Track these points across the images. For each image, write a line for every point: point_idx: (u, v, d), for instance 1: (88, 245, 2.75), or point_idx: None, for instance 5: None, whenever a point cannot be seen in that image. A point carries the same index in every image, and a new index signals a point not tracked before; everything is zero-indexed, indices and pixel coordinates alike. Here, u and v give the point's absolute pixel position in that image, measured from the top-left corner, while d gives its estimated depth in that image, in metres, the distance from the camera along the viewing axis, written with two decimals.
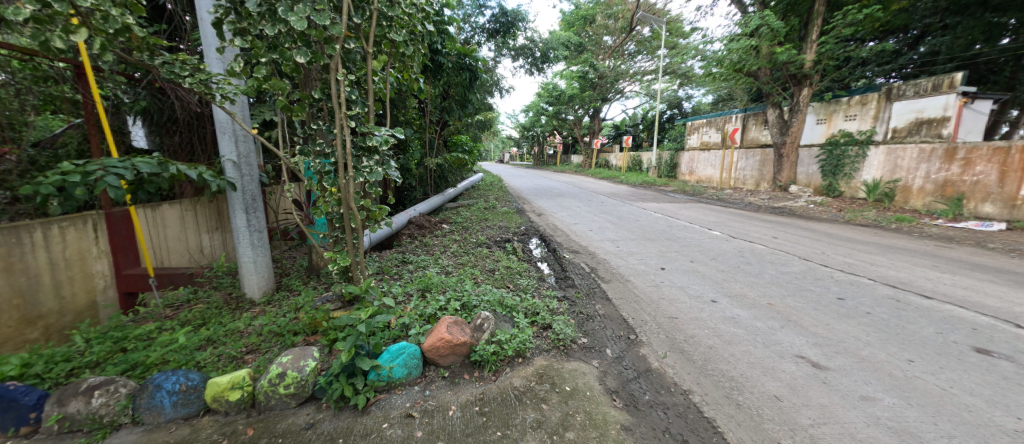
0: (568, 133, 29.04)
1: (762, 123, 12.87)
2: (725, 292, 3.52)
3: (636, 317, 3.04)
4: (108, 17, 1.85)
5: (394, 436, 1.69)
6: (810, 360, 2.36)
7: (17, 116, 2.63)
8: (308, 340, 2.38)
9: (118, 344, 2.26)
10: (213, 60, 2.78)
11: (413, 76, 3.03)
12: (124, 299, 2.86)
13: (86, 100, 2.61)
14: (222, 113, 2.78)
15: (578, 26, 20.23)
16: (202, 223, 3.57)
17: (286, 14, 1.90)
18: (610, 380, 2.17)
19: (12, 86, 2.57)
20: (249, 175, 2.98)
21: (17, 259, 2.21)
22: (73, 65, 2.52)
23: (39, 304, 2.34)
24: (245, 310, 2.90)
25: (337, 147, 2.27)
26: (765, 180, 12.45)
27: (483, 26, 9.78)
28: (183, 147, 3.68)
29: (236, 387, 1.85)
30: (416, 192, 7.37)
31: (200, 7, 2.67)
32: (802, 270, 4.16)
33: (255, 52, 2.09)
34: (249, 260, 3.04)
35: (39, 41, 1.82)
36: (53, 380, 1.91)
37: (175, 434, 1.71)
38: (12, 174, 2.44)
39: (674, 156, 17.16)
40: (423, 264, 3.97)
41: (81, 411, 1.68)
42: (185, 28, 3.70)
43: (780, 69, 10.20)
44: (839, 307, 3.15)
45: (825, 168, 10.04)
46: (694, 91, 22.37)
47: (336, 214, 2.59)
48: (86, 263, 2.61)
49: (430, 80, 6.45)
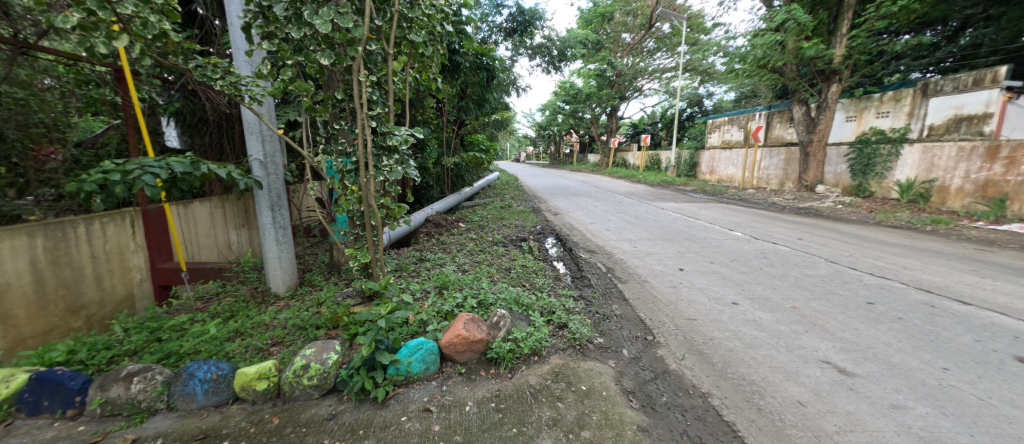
0: (585, 132, 28.79)
1: (787, 120, 12.41)
2: (745, 294, 3.43)
3: (653, 318, 3.00)
4: (147, 24, 1.96)
5: (413, 429, 1.73)
6: (836, 366, 2.28)
7: (62, 118, 2.83)
8: (329, 334, 2.45)
9: (154, 334, 2.38)
10: (242, 63, 2.87)
11: (431, 76, 3.05)
12: (159, 291, 3.02)
13: (124, 103, 2.77)
14: (250, 113, 2.89)
15: (596, 24, 19.92)
16: (229, 219, 3.72)
17: (311, 18, 1.98)
18: (627, 381, 2.16)
19: (58, 89, 2.76)
20: (274, 173, 3.08)
21: (62, 252, 2.38)
22: (114, 69, 2.68)
23: (83, 294, 2.51)
24: (270, 304, 3.01)
25: (358, 147, 2.33)
26: (790, 180, 12.04)
27: (501, 26, 9.81)
28: (213, 147, 3.84)
29: (262, 377, 1.92)
30: (433, 191, 7.50)
31: (231, 11, 2.75)
32: (829, 273, 4.01)
33: (281, 55, 2.21)
34: (274, 257, 3.14)
35: (84, 48, 1.91)
36: (95, 367, 2.03)
37: (206, 420, 1.79)
38: (58, 172, 2.67)
39: (694, 155, 16.85)
40: (440, 262, 4.02)
41: (122, 396, 1.79)
42: (215, 32, 3.85)
43: (807, 64, 9.85)
44: (867, 312, 3.02)
45: (855, 167, 9.67)
46: (716, 88, 21.77)
47: (356, 211, 2.64)
48: (124, 257, 2.76)
49: (448, 80, 6.53)
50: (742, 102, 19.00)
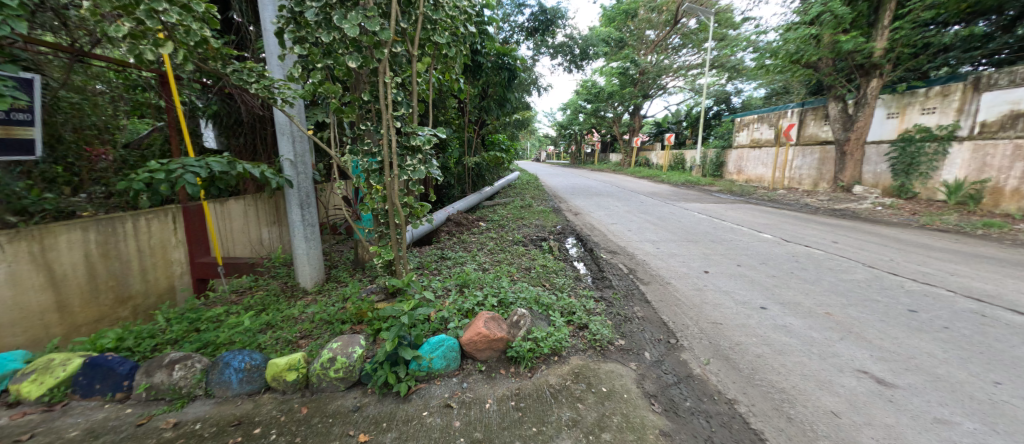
0: (607, 131, 28.38)
1: (822, 118, 11.82)
2: (775, 299, 3.30)
3: (677, 320, 2.94)
4: (190, 31, 2.07)
5: (434, 424, 1.76)
6: (874, 376, 2.17)
7: (113, 121, 3.01)
8: (354, 329, 2.52)
9: (193, 324, 2.52)
10: (275, 67, 2.98)
11: (454, 76, 3.08)
12: (197, 284, 3.20)
13: (168, 106, 2.94)
14: (281, 115, 3.01)
15: (619, 21, 19.63)
16: (262, 217, 3.89)
17: (341, 22, 2.05)
18: (649, 384, 2.12)
19: (109, 94, 2.95)
20: (304, 173, 3.20)
21: (112, 247, 2.56)
22: (159, 74, 2.85)
23: (131, 285, 2.69)
24: (298, 298, 3.13)
25: (383, 147, 2.39)
26: (825, 180, 11.48)
27: (523, 25, 9.82)
28: (247, 148, 4.04)
29: (292, 368, 2.00)
30: (454, 190, 7.59)
31: (265, 17, 2.87)
32: (866, 278, 3.81)
33: (311, 58, 2.31)
34: (303, 253, 3.26)
35: (133, 55, 2.04)
36: (141, 353, 2.17)
37: (240, 408, 1.89)
38: (109, 172, 2.87)
39: (720, 154, 16.35)
40: (461, 260, 4.07)
41: (165, 382, 1.91)
42: (250, 38, 4.04)
43: (844, 58, 9.37)
44: (908, 321, 2.85)
45: (896, 167, 9.13)
46: (744, 85, 21.00)
47: (380, 210, 2.70)
48: (167, 251, 2.94)
49: (470, 80, 6.59)
50: (772, 99, 18.23)
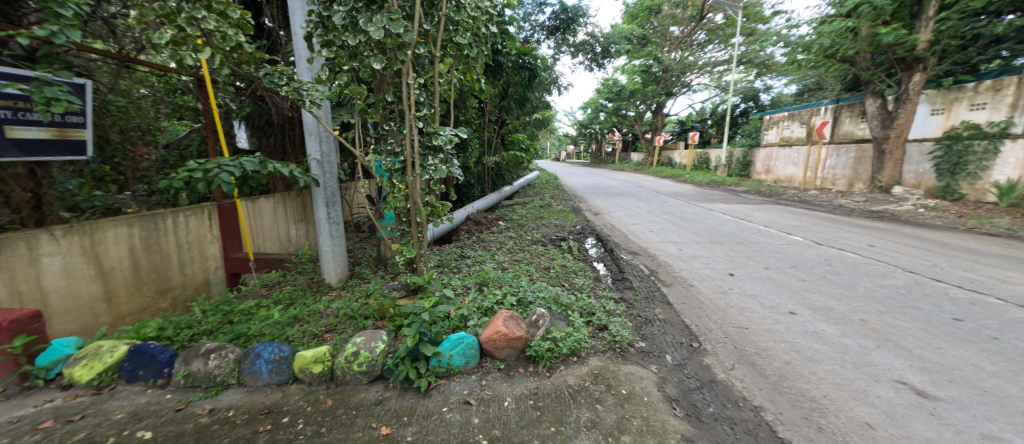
0: (629, 130, 27.88)
1: (859, 115, 11.25)
2: (805, 304, 3.17)
3: (700, 324, 2.87)
4: (226, 37, 2.18)
5: (454, 420, 1.78)
6: (913, 387, 2.05)
7: (155, 123, 3.18)
8: (376, 324, 2.58)
9: (226, 316, 2.65)
10: (303, 69, 3.08)
11: (475, 76, 3.10)
12: (230, 278, 3.35)
13: (205, 108, 3.10)
14: (309, 116, 3.12)
15: (642, 18, 19.21)
16: (289, 214, 4.04)
17: (366, 26, 2.10)
18: (670, 388, 2.08)
19: (152, 97, 3.10)
20: (330, 172, 3.30)
21: (154, 241, 2.72)
22: (196, 78, 3.00)
23: (170, 278, 2.85)
24: (323, 293, 3.23)
25: (405, 146, 2.44)
26: (861, 180, 10.91)
27: (544, 24, 9.78)
28: (277, 148, 4.20)
29: (318, 360, 2.07)
30: (474, 189, 7.65)
31: (295, 22, 2.97)
32: (906, 284, 3.60)
33: (338, 61, 2.38)
34: (328, 249, 3.37)
35: (175, 60, 2.14)
36: (180, 343, 2.30)
37: (270, 397, 1.97)
38: (151, 171, 3.05)
39: (747, 153, 15.81)
40: (480, 259, 4.10)
41: (201, 370, 2.02)
42: (280, 42, 4.20)
43: (883, 52, 8.86)
44: (953, 330, 2.68)
45: (941, 166, 8.57)
46: (774, 81, 20.20)
47: (402, 209, 2.76)
48: (203, 246, 3.10)
49: (491, 80, 6.63)
50: (804, 95, 17.47)
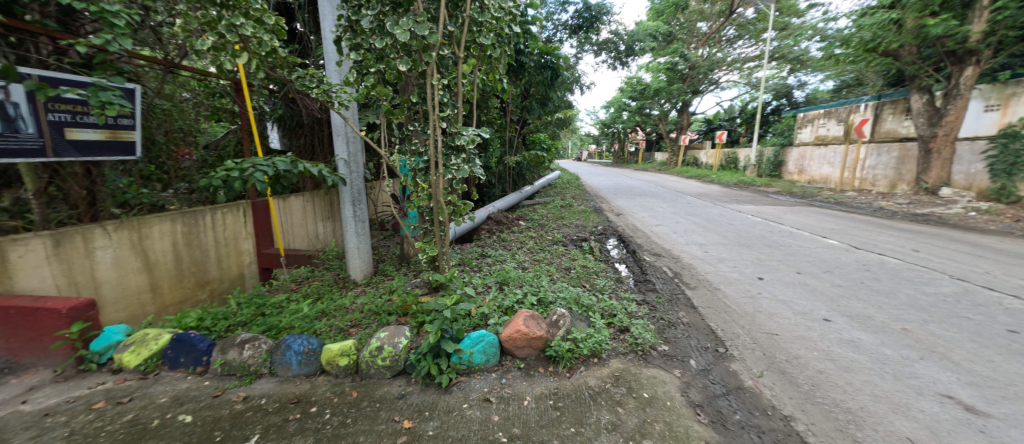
0: (653, 129, 27.29)
1: (903, 112, 10.61)
2: (841, 311, 3.02)
3: (726, 329, 2.78)
4: (262, 42, 2.27)
5: (474, 416, 1.81)
6: (961, 402, 1.91)
7: (195, 125, 3.36)
8: (399, 320, 2.64)
9: (259, 309, 2.77)
10: (332, 72, 3.19)
11: (498, 77, 3.12)
12: (263, 272, 3.51)
13: (242, 110, 3.26)
14: (338, 117, 3.22)
15: (668, 14, 18.76)
16: (318, 212, 4.19)
17: (393, 28, 2.16)
18: (694, 393, 2.03)
19: (193, 101, 3.30)
20: (356, 172, 3.40)
21: (194, 236, 2.89)
22: (234, 82, 3.16)
23: (209, 271, 3.02)
24: (349, 289, 3.33)
25: (429, 146, 2.49)
26: (904, 181, 10.27)
27: (566, 23, 9.72)
28: (307, 148, 4.37)
29: (344, 354, 2.14)
30: (495, 189, 7.70)
31: (325, 27, 3.08)
32: (954, 292, 3.36)
33: (366, 63, 2.45)
34: (354, 246, 3.47)
35: (216, 65, 2.28)
36: (217, 333, 2.43)
37: (299, 387, 2.05)
38: (192, 170, 3.23)
39: (779, 153, 15.17)
40: (501, 258, 4.12)
41: (236, 359, 2.13)
42: (310, 46, 4.37)
43: (931, 44, 8.31)
44: (1008, 343, 2.48)
45: (996, 166, 7.95)
46: (809, 77, 19.28)
47: (425, 208, 2.81)
48: (238, 242, 3.26)
49: (513, 80, 6.65)
50: (842, 92, 16.60)
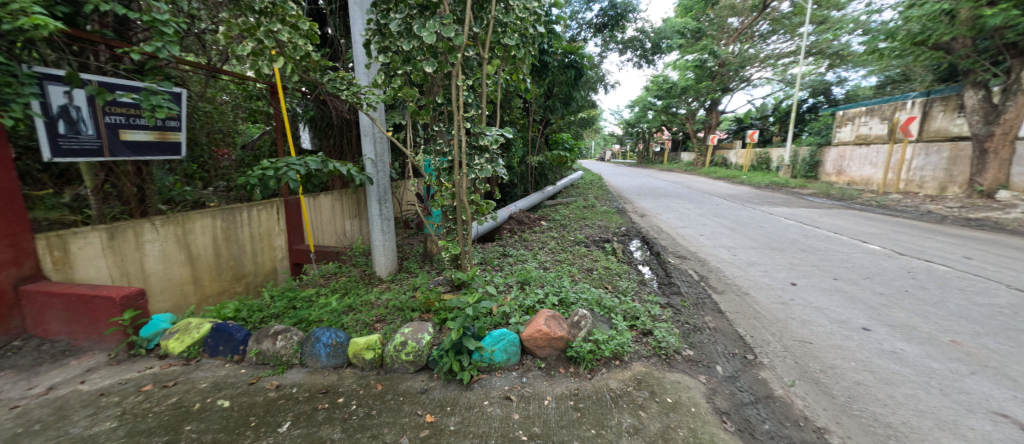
0: (680, 128, 26.59)
1: (955, 109, 9.90)
2: (882, 320, 2.84)
3: (756, 335, 2.68)
4: (297, 47, 2.37)
5: (494, 414, 1.82)
6: (1018, 421, 1.77)
7: (233, 127, 3.55)
8: (422, 317, 2.70)
9: (291, 302, 2.90)
10: (361, 74, 3.28)
11: (521, 77, 3.13)
12: (294, 267, 3.67)
13: (276, 112, 3.41)
14: (366, 118, 3.32)
15: (696, 11, 18.22)
16: (345, 210, 4.33)
17: (420, 31, 2.21)
18: (720, 400, 1.97)
19: (232, 104, 3.48)
20: (382, 171, 3.49)
21: (232, 232, 3.06)
22: (270, 85, 3.31)
23: (245, 265, 3.19)
24: (374, 285, 3.43)
25: (453, 146, 2.53)
26: (955, 183, 9.57)
27: (591, 22, 9.62)
28: (336, 149, 4.52)
29: (370, 347, 2.21)
30: (517, 189, 7.72)
31: (355, 30, 3.18)
32: (1012, 303, 3.11)
33: (393, 66, 2.52)
34: (379, 244, 3.56)
35: (255, 70, 2.38)
36: (252, 323, 2.56)
37: (327, 378, 2.13)
38: (231, 169, 3.41)
39: (815, 153, 14.47)
40: (522, 258, 4.13)
41: (270, 349, 2.24)
42: (340, 50, 4.52)
43: (989, 36, 7.70)
44: None
45: None
46: (849, 73, 18.26)
47: (449, 207, 2.85)
48: (271, 238, 3.43)
49: (536, 80, 6.65)
50: (886, 88, 15.63)
